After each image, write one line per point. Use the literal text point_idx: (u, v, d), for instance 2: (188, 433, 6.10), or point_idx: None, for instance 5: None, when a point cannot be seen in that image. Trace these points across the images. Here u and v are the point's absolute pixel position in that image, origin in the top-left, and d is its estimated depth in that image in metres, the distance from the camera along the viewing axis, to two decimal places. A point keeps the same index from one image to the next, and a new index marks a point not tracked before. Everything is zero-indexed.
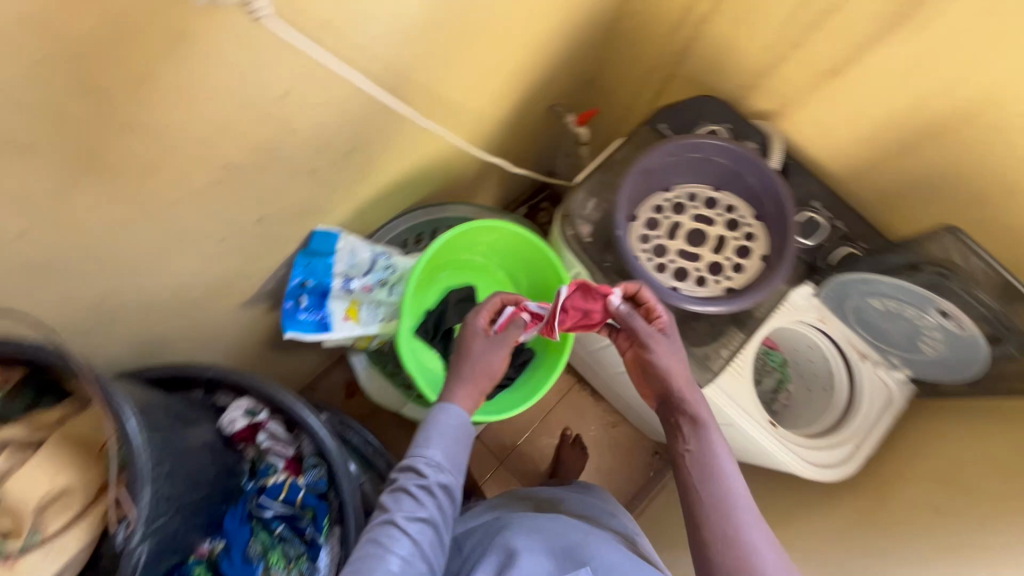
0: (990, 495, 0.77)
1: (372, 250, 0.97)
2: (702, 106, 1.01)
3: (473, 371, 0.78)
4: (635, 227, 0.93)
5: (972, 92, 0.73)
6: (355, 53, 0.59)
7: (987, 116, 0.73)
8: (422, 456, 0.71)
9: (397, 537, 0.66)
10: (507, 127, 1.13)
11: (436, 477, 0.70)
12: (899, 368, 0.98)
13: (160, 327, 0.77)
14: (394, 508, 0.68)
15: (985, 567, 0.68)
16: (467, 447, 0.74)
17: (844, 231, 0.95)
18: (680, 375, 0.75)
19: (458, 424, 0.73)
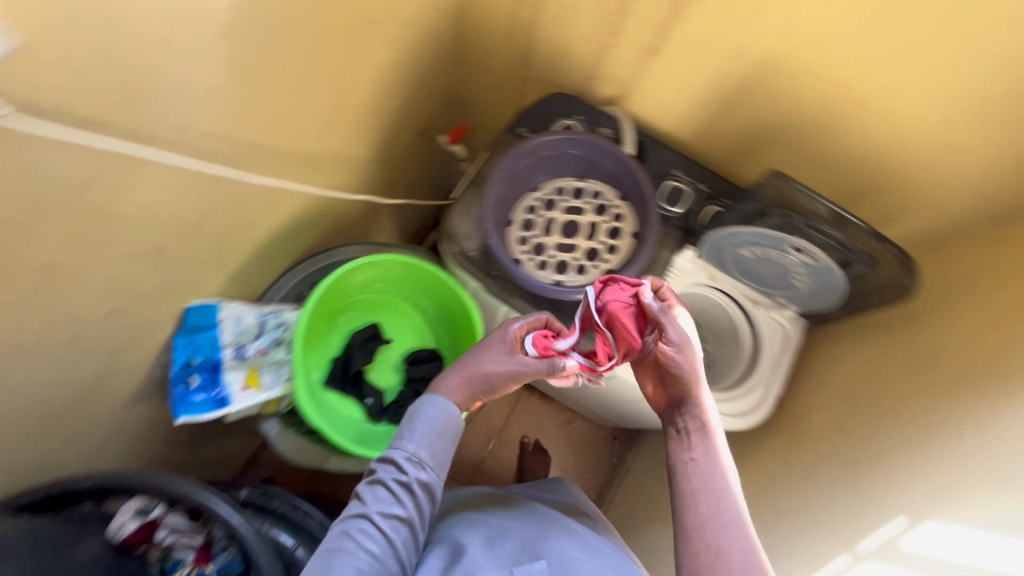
0: (881, 405, 0.82)
1: (258, 312, 0.95)
2: (554, 104, 1.05)
3: (472, 374, 0.78)
4: (512, 232, 0.96)
5: (765, 46, 0.79)
6: (136, 125, 0.58)
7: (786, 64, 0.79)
8: (400, 448, 0.74)
9: (369, 532, 0.69)
10: (376, 160, 1.13)
11: (415, 473, 0.73)
12: (787, 306, 1.02)
13: (25, 447, 0.72)
14: (370, 501, 0.71)
15: (886, 475, 0.73)
16: (452, 442, 0.76)
17: (707, 192, 1.00)
18: (699, 384, 0.72)
19: (445, 420, 0.76)
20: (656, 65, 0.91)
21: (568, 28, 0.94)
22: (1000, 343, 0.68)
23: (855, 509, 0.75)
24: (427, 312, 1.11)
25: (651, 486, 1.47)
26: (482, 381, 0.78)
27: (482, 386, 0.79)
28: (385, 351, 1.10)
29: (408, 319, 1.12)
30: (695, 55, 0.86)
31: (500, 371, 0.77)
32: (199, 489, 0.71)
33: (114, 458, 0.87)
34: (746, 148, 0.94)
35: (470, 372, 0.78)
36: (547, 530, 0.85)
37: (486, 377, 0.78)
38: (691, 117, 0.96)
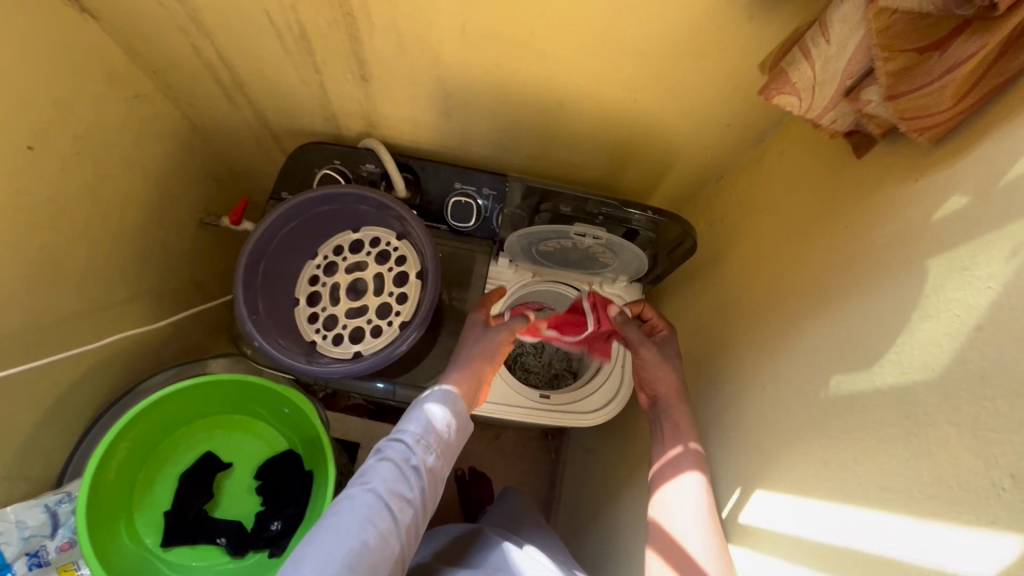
0: (705, 360, 0.79)
1: (45, 506, 0.82)
2: (309, 155, 0.95)
3: (469, 355, 0.78)
4: (298, 312, 0.86)
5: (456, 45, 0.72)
6: None
7: None
8: (405, 430, 0.67)
9: (375, 509, 0.60)
10: (146, 275, 1.00)
11: (425, 456, 0.65)
12: (619, 277, 0.96)
13: None
14: (375, 478, 0.62)
15: (717, 439, 0.70)
16: (461, 437, 0.70)
17: (493, 195, 0.92)
18: (669, 383, 0.75)
19: (453, 408, 0.70)
20: (376, 91, 0.83)
21: (276, 79, 0.85)
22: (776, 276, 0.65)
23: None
24: (263, 415, 1.01)
25: (582, 475, 1.44)
26: (479, 357, 0.78)
27: (484, 363, 0.78)
28: (229, 475, 0.98)
29: (247, 429, 1.01)
30: (401, 72, 0.77)
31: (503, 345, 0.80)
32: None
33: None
34: (507, 141, 0.88)
35: (466, 352, 0.78)
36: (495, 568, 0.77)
37: (481, 353, 0.79)
38: (441, 128, 0.89)
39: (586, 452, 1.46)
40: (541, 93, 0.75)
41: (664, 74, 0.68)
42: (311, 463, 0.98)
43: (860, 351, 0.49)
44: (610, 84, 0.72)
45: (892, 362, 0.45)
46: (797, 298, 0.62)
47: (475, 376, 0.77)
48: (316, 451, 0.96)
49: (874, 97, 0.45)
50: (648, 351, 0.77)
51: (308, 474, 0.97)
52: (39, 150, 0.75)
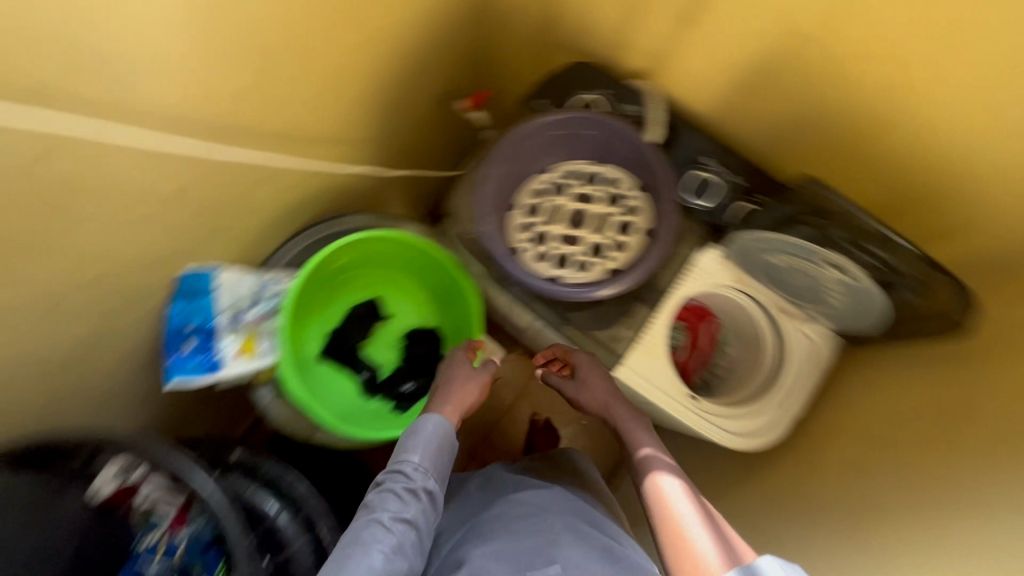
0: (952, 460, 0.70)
1: (257, 280, 0.95)
2: (576, 74, 0.94)
3: (452, 389, 0.84)
4: (513, 217, 0.87)
5: (815, 16, 0.67)
6: (90, 87, 0.57)
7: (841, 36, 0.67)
8: (407, 460, 0.73)
9: (379, 536, 0.65)
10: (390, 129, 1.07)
11: (424, 481, 0.71)
12: (820, 321, 0.92)
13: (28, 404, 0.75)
14: (381, 507, 0.67)
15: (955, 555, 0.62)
16: (450, 458, 0.76)
17: (741, 185, 0.90)
18: (598, 403, 0.83)
19: (444, 433, 0.76)
20: (691, 37, 0.79)
21: None
22: None
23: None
24: (430, 291, 1.08)
25: None
26: (461, 393, 0.83)
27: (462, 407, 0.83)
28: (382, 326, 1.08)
29: (411, 296, 1.09)
30: (737, 25, 0.74)
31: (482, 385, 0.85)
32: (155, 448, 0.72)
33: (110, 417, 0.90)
34: (788, 139, 0.83)
35: (451, 389, 0.83)
36: (556, 536, 0.72)
37: (467, 390, 0.84)
38: (729, 98, 0.84)
39: None
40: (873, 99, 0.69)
41: None
42: (454, 352, 1.05)
43: None
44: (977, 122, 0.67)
45: None
46: None
47: (459, 406, 0.82)
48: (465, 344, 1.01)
49: None
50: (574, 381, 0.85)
51: (447, 360, 1.04)
52: None
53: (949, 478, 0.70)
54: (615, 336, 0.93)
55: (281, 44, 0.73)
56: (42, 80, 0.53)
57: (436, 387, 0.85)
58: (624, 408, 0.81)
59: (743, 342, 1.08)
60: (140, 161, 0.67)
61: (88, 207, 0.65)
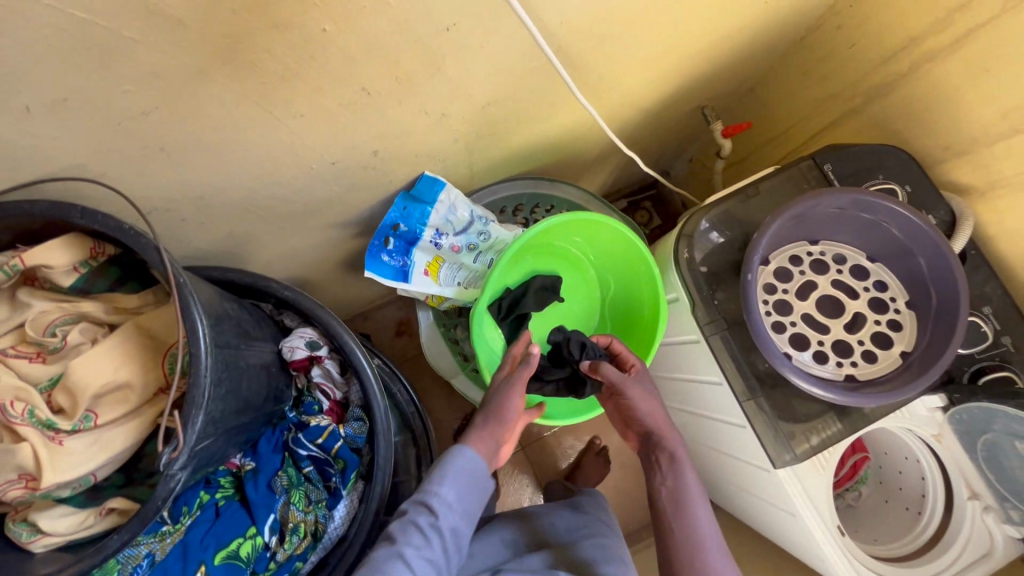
0: None
1: (472, 210, 0.89)
2: (883, 155, 0.85)
3: (490, 416, 0.67)
4: (765, 274, 0.80)
5: None
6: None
7: None
8: (434, 495, 0.61)
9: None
10: (649, 117, 1.00)
11: (447, 520, 0.61)
12: (1016, 525, 0.82)
13: (247, 235, 0.72)
14: (404, 543, 0.58)
15: None
16: (481, 497, 0.64)
17: (1008, 350, 0.80)
18: (660, 420, 0.74)
19: (476, 464, 0.63)
20: None
21: (982, 85, 0.74)
22: None
23: None
24: (608, 293, 1.04)
25: None
26: (500, 422, 0.66)
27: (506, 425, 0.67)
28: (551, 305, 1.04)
29: (587, 288, 1.05)
30: None
31: (525, 404, 0.68)
32: (352, 337, 0.70)
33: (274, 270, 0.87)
34: None
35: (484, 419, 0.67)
36: None
37: (502, 416, 0.66)
38: None
39: None
40: None
41: None
42: None
43: None
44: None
45: None
46: None
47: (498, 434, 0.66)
48: None
49: None
50: (634, 388, 0.76)
51: None
52: None
53: None
54: (793, 432, 0.84)
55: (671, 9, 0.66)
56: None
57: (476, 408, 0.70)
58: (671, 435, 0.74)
59: (892, 490, 0.99)
60: (495, 71, 0.62)
61: (425, 95, 0.60)
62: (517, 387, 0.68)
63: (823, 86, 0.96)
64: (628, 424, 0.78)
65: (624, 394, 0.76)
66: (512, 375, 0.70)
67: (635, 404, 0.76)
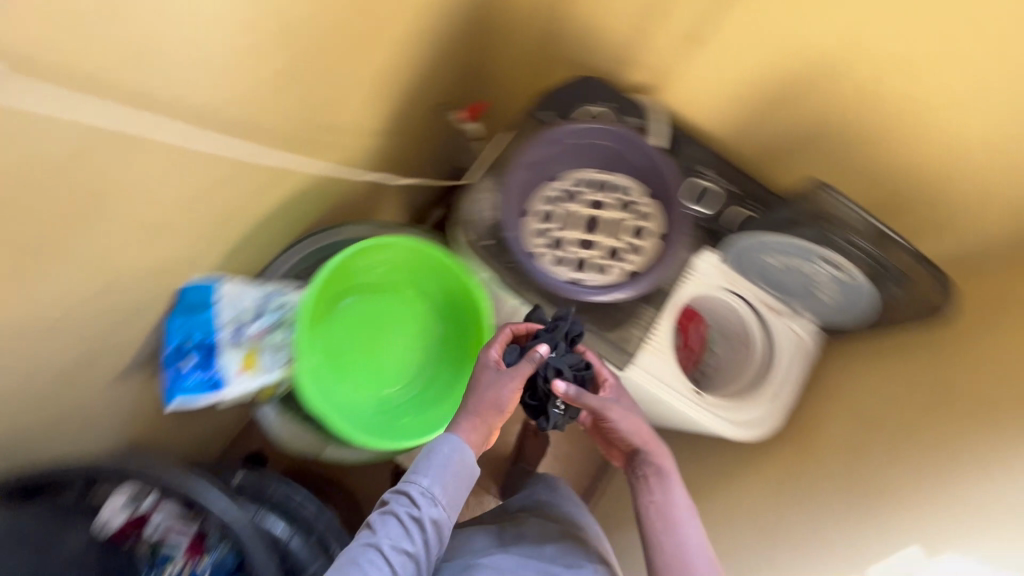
0: (926, 435, 0.77)
1: (260, 292, 0.91)
2: (581, 89, 1.00)
3: (480, 405, 0.75)
4: (530, 222, 0.92)
5: (812, 42, 0.77)
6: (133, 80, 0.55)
7: (835, 63, 0.77)
8: (415, 482, 0.71)
9: (376, 564, 0.67)
10: (393, 134, 1.07)
11: (428, 510, 0.70)
12: (805, 316, 1.00)
13: (17, 426, 0.68)
14: (380, 534, 0.68)
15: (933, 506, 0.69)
16: (463, 487, 0.73)
17: (738, 193, 0.95)
18: (645, 434, 0.78)
19: (459, 458, 0.72)
20: (697, 54, 0.87)
21: (608, 7, 0.89)
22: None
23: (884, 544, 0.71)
24: (434, 302, 1.06)
25: None
26: (490, 410, 0.75)
27: (493, 413, 0.75)
28: (386, 336, 1.04)
29: (414, 306, 1.06)
30: (741, 41, 0.82)
31: (516, 397, 0.76)
32: (178, 477, 0.69)
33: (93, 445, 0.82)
34: (782, 149, 0.91)
35: (473, 405, 0.75)
36: None
37: (493, 403, 0.75)
38: (727, 112, 0.92)
39: None
40: (858, 114, 0.79)
41: None
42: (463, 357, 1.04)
43: None
44: (949, 117, 0.74)
45: None
46: None
47: (484, 421, 0.75)
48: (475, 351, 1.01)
49: None
50: (614, 411, 0.77)
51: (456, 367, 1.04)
52: None
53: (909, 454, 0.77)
54: (623, 336, 0.96)
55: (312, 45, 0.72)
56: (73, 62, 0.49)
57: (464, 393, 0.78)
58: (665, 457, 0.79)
59: None
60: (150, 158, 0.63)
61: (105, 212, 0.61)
62: (508, 380, 0.76)
63: (519, 47, 1.08)
64: (617, 440, 0.81)
65: (607, 417, 0.77)
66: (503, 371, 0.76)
67: (622, 426, 0.77)
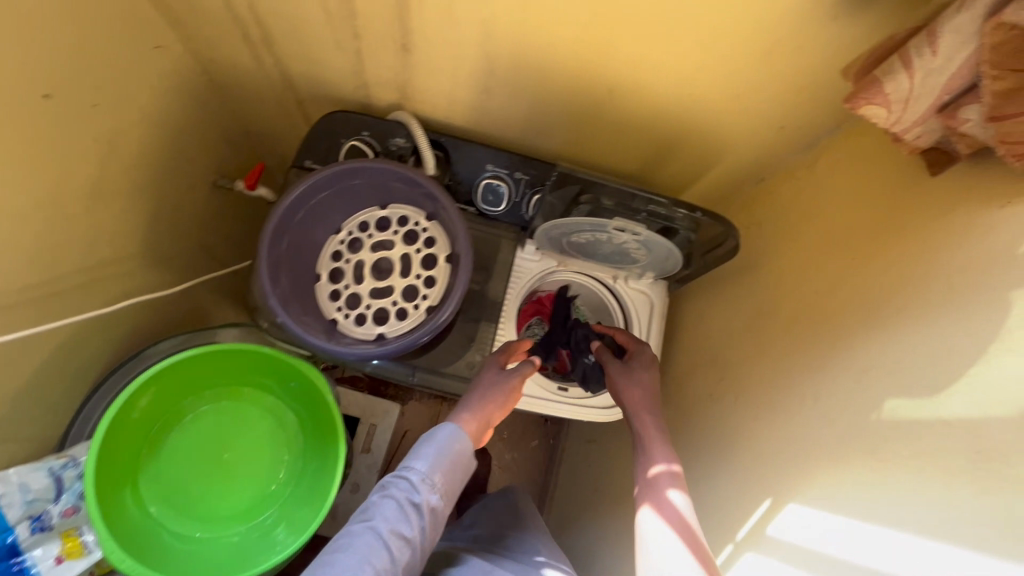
0: (756, 374, 0.75)
1: (49, 470, 0.79)
2: (334, 125, 0.91)
3: (484, 398, 0.81)
4: (320, 288, 0.84)
5: (506, 29, 0.69)
6: None
7: (535, 41, 0.70)
8: (411, 466, 0.71)
9: (373, 547, 0.65)
10: (159, 234, 0.96)
11: (428, 496, 0.70)
12: (644, 275, 0.97)
13: None
14: (376, 516, 0.67)
15: (767, 449, 0.67)
16: (461, 476, 0.74)
17: (529, 179, 0.91)
18: (645, 401, 0.82)
19: (457, 447, 0.74)
20: (416, 62, 0.79)
21: (307, 42, 0.80)
22: (823, 314, 0.65)
23: (738, 501, 0.69)
24: (272, 390, 0.98)
25: (583, 463, 1.41)
26: (487, 407, 0.80)
27: (492, 407, 0.81)
28: (228, 450, 0.94)
29: (253, 403, 0.97)
30: (444, 41, 0.73)
31: (516, 390, 0.82)
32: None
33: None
34: (546, 124, 0.85)
35: (477, 395, 0.81)
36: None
37: (491, 401, 0.81)
38: (479, 105, 0.85)
39: (588, 443, 1.41)
40: (588, 78, 0.73)
41: (735, 68, 0.66)
42: (319, 439, 0.95)
43: (922, 378, 0.50)
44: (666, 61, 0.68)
45: (961, 393, 0.46)
46: (850, 311, 0.61)
47: (484, 417, 0.80)
48: (326, 430, 0.94)
49: (972, 117, 0.46)
50: (626, 373, 0.86)
51: (315, 452, 0.95)
52: (54, 99, 0.70)
53: (750, 397, 0.75)
54: (470, 362, 0.92)
55: None
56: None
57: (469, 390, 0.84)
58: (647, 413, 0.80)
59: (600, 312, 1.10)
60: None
61: None
62: (509, 379, 0.84)
63: (263, 96, 0.98)
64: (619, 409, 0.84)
65: (613, 381, 0.87)
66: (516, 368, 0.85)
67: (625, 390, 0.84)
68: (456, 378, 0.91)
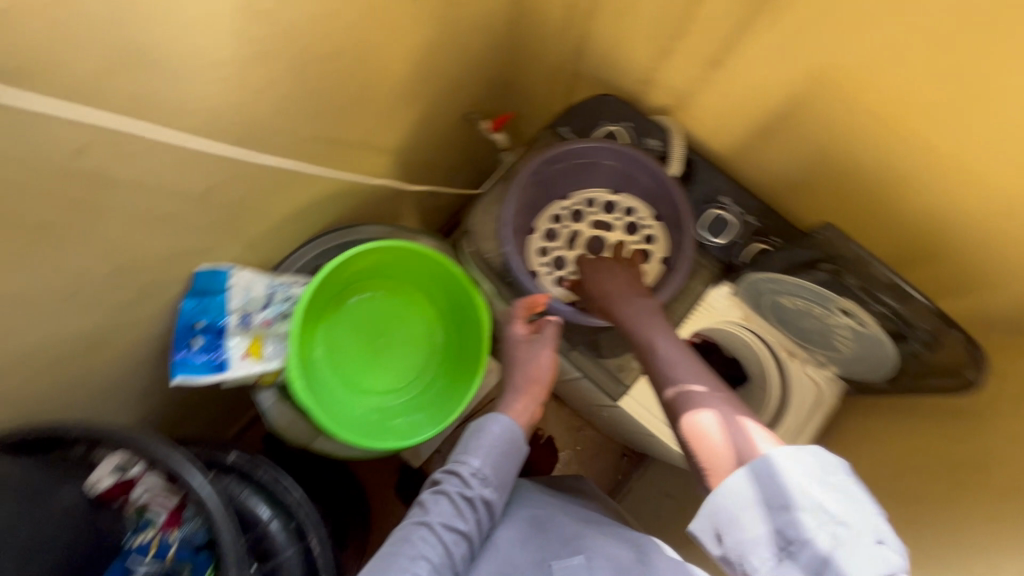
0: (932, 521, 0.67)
1: (269, 283, 0.94)
2: (601, 106, 0.97)
3: (523, 380, 0.82)
4: (533, 241, 0.93)
5: (835, 79, 0.69)
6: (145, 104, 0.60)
7: (855, 99, 0.69)
8: (465, 466, 0.75)
9: (429, 542, 0.68)
10: (415, 140, 1.09)
11: (480, 489, 0.74)
12: (827, 366, 0.92)
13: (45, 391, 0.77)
14: (431, 511, 0.71)
15: None
16: (514, 463, 0.77)
17: (756, 226, 0.91)
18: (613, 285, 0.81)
19: (505, 441, 0.77)
20: (716, 81, 0.82)
21: (626, 28, 0.86)
22: None
23: None
24: (437, 302, 1.07)
25: (647, 512, 1.37)
26: (531, 381, 0.82)
27: (535, 385, 0.82)
28: (386, 334, 1.05)
29: (419, 306, 1.08)
30: (761, 72, 0.75)
31: (551, 363, 0.82)
32: (175, 454, 0.72)
33: (124, 409, 0.91)
34: (806, 184, 0.84)
35: (518, 373, 0.83)
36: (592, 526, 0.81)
37: (535, 376, 0.82)
38: (747, 141, 0.86)
39: (660, 496, 1.36)
40: (890, 158, 0.71)
41: None
42: (462, 363, 1.04)
43: None
44: (991, 169, 0.64)
45: None
46: None
47: (529, 397, 0.81)
48: (469, 359, 1.02)
49: None
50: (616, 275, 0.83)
51: (452, 372, 1.04)
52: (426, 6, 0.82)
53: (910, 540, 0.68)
54: (621, 364, 0.94)
55: (320, 63, 0.75)
56: (98, 87, 0.55)
57: (509, 369, 0.85)
58: (657, 326, 0.74)
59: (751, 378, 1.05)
60: (178, 162, 0.69)
61: (119, 208, 0.67)
62: (542, 349, 0.83)
63: (548, 61, 1.07)
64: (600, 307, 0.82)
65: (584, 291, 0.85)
66: (540, 338, 0.84)
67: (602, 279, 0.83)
68: (606, 373, 0.93)
